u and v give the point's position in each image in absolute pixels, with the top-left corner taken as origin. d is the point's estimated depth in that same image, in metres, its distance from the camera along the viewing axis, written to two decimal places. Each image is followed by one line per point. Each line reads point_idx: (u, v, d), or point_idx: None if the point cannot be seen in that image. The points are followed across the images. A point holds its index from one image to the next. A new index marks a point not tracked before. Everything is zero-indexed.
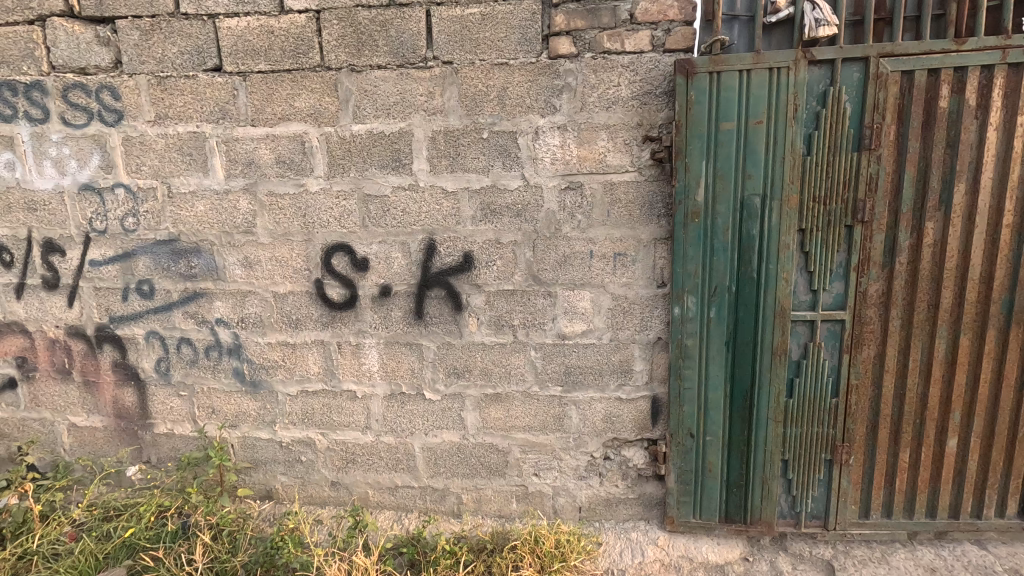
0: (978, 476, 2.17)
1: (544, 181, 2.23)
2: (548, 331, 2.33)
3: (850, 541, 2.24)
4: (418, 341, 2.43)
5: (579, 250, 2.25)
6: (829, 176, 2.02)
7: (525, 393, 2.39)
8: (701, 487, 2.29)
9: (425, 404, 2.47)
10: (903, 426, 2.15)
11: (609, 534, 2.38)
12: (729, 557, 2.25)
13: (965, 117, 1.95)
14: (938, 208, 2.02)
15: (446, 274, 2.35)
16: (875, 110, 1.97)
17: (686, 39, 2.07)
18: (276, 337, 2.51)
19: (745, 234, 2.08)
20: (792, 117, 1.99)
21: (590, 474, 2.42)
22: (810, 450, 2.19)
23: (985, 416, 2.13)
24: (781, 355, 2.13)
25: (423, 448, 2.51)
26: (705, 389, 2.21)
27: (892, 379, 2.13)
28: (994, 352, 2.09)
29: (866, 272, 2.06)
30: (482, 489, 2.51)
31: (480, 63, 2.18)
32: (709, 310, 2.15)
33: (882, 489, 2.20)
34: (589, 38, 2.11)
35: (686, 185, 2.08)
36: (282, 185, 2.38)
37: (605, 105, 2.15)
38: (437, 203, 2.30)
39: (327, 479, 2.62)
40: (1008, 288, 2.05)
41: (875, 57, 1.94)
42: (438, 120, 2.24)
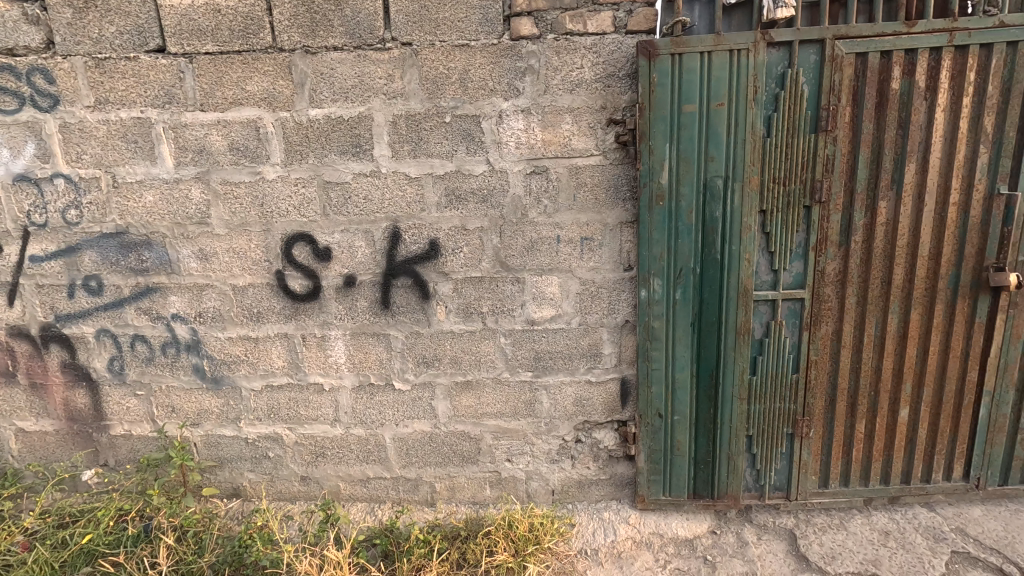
0: (928, 443, 2.29)
1: (509, 165, 2.20)
2: (517, 317, 2.33)
3: (810, 509, 2.33)
4: (385, 331, 2.39)
5: (546, 235, 2.24)
6: (789, 158, 2.06)
7: (496, 379, 2.39)
8: (669, 465, 2.34)
9: (394, 394, 2.44)
10: (859, 398, 2.24)
11: (582, 515, 2.42)
12: (698, 531, 2.31)
13: (915, 98, 2.01)
14: (890, 187, 2.09)
15: (412, 262, 2.31)
16: (831, 92, 2.01)
17: (648, 20, 2.06)
18: (237, 332, 2.43)
19: (708, 216, 2.11)
20: (752, 99, 2.02)
21: (562, 457, 2.45)
22: (773, 425, 2.26)
23: (934, 385, 2.25)
24: (744, 335, 2.19)
25: (394, 439, 2.49)
26: (672, 370, 2.25)
27: (849, 354, 2.21)
28: (942, 325, 2.19)
29: (824, 252, 2.13)
30: (455, 477, 2.51)
31: (441, 45, 2.12)
32: (675, 292, 2.18)
33: (840, 459, 2.30)
34: (551, 18, 2.08)
35: (650, 168, 2.09)
36: (236, 174, 2.28)
37: (569, 88, 2.12)
38: (400, 190, 2.25)
39: (296, 474, 2.57)
40: (954, 264, 2.15)
41: (831, 39, 1.97)
42: (399, 104, 2.18)
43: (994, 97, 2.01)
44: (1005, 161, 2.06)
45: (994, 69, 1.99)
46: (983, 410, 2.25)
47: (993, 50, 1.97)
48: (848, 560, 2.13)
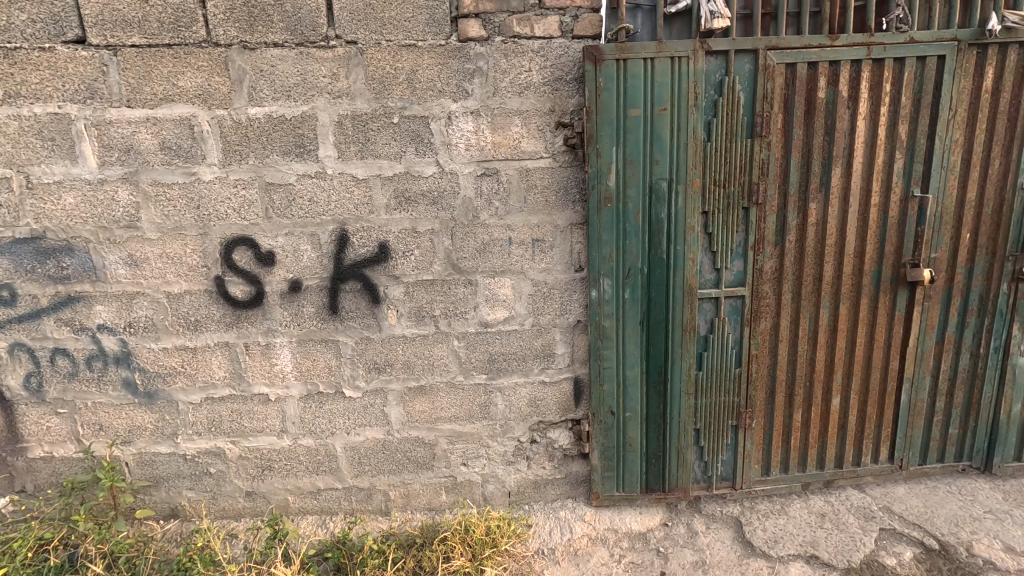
0: (857, 429, 2.46)
1: (459, 167, 2.19)
2: (470, 319, 2.32)
3: (754, 497, 2.45)
4: (334, 338, 2.32)
5: (498, 237, 2.24)
6: (728, 161, 2.16)
7: (450, 383, 2.37)
8: (622, 461, 2.40)
9: (345, 402, 2.37)
10: (795, 389, 2.37)
11: (539, 515, 2.44)
12: (650, 524, 2.37)
13: (839, 106, 2.15)
14: (819, 189, 2.22)
15: (361, 266, 2.26)
16: (765, 100, 2.11)
17: (593, 26, 2.10)
18: (172, 342, 2.29)
19: (654, 218, 2.18)
20: (693, 105, 2.10)
21: (518, 458, 2.46)
22: (718, 417, 2.36)
23: (861, 374, 2.41)
24: (690, 332, 2.27)
25: (346, 448, 2.42)
26: (623, 368, 2.31)
27: (786, 348, 2.34)
28: (867, 318, 2.36)
29: (762, 251, 2.24)
30: (410, 484, 2.47)
31: (387, 44, 2.08)
32: (624, 292, 2.24)
33: (780, 448, 2.43)
34: (499, 21, 2.08)
35: (598, 171, 2.13)
36: (169, 174, 2.15)
37: (517, 91, 2.14)
38: (347, 191, 2.19)
39: (241, 490, 2.45)
40: (876, 261, 2.31)
41: (763, 49, 2.08)
42: (344, 104, 2.12)
43: (907, 106, 2.18)
44: (918, 165, 2.23)
45: (906, 81, 2.15)
46: (904, 395, 2.43)
47: (905, 63, 2.14)
48: (790, 543, 2.24)
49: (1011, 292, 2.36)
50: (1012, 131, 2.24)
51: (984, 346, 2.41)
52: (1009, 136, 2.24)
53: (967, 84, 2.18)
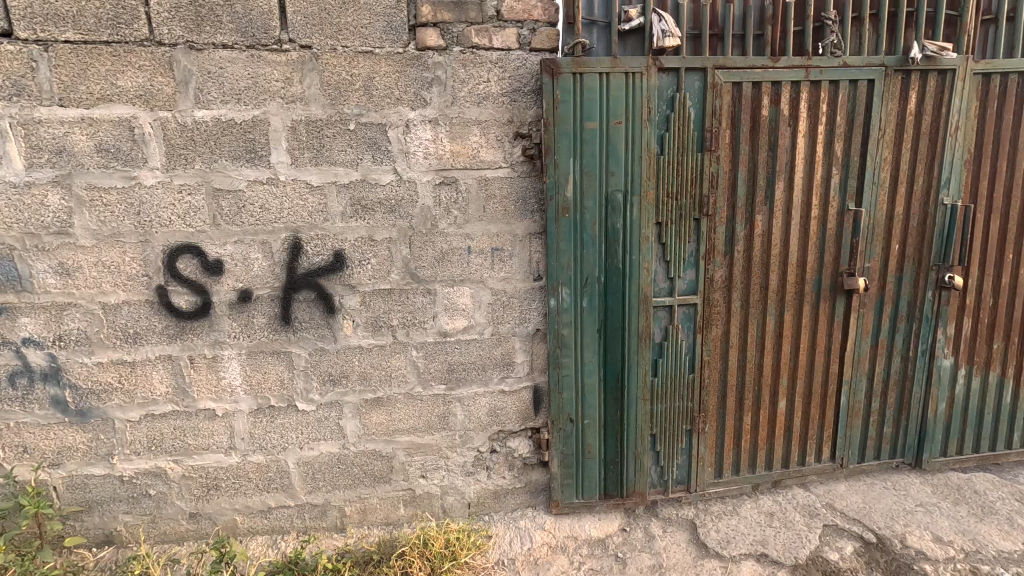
0: (801, 430, 2.58)
1: (417, 175, 2.17)
2: (429, 329, 2.29)
3: (708, 499, 2.52)
4: (287, 349, 2.24)
5: (457, 246, 2.24)
6: (680, 174, 2.24)
7: (407, 394, 2.33)
8: (581, 468, 2.42)
9: (297, 416, 2.29)
10: (745, 394, 2.47)
11: (499, 526, 2.42)
12: (609, 530, 2.40)
13: (781, 124, 2.27)
14: (764, 202, 2.34)
15: (315, 275, 2.19)
16: (714, 116, 2.21)
17: (550, 40, 2.15)
18: (108, 356, 2.15)
19: (611, 228, 2.23)
20: (646, 119, 2.17)
21: (477, 469, 2.44)
22: (673, 422, 2.42)
23: (804, 378, 2.54)
24: (646, 339, 2.33)
25: (298, 463, 2.33)
26: (582, 375, 2.34)
27: (736, 354, 2.44)
28: (809, 324, 2.49)
29: (712, 260, 2.33)
30: (367, 498, 2.40)
31: (342, 50, 2.05)
32: (582, 300, 2.27)
33: (731, 450, 2.52)
34: (457, 31, 2.09)
35: (556, 181, 2.16)
36: (106, 178, 2.03)
37: (476, 101, 2.15)
38: (301, 199, 2.13)
39: (184, 512, 2.32)
40: (816, 271, 2.45)
41: (711, 68, 2.18)
42: (298, 109, 2.07)
43: (841, 125, 2.33)
44: (852, 181, 2.39)
45: (841, 102, 2.30)
46: (844, 397, 2.57)
47: (840, 85, 2.29)
48: (741, 543, 2.31)
49: (935, 299, 2.55)
50: (933, 151, 2.43)
51: (913, 349, 2.59)
52: (930, 155, 2.43)
53: (893, 106, 2.35)
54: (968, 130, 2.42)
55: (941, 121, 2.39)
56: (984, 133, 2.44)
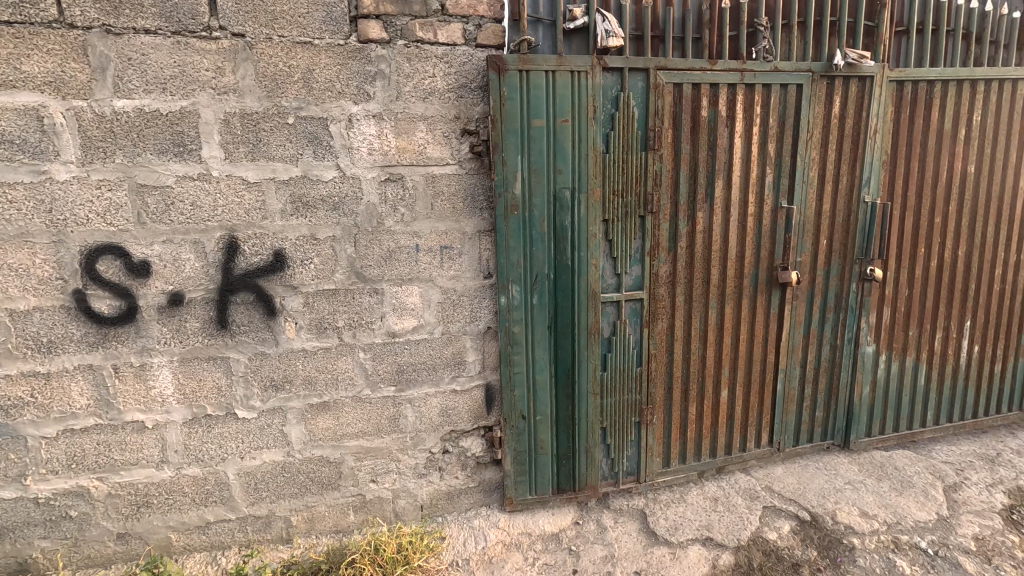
0: (742, 418, 2.71)
1: (362, 172, 2.10)
2: (377, 330, 2.23)
3: (657, 488, 2.60)
4: (224, 354, 2.12)
5: (404, 244, 2.19)
6: (625, 172, 2.28)
7: (356, 398, 2.26)
8: (535, 465, 2.44)
9: (237, 424, 2.18)
10: (689, 385, 2.57)
11: (452, 526, 2.39)
12: (562, 524, 2.42)
13: (719, 124, 2.36)
14: (705, 200, 2.43)
15: (253, 276, 2.09)
16: (656, 116, 2.27)
17: (496, 36, 2.14)
18: (17, 368, 1.96)
19: (559, 225, 2.25)
20: (592, 118, 2.20)
21: (429, 470, 2.40)
22: (623, 416, 2.48)
23: (744, 368, 2.66)
24: (595, 334, 2.37)
25: (239, 474, 2.21)
26: (533, 372, 2.35)
27: (681, 346, 2.52)
28: (747, 317, 2.61)
29: (657, 257, 2.39)
30: (314, 506, 2.31)
31: (279, 40, 1.95)
32: (532, 298, 2.28)
33: (678, 440, 2.61)
34: (401, 25, 2.05)
35: (504, 178, 2.15)
36: (11, 172, 1.84)
37: (421, 96, 2.11)
38: (237, 195, 2.02)
39: (111, 533, 2.15)
40: (753, 265, 2.57)
41: (654, 69, 2.24)
42: (231, 101, 1.95)
43: (774, 127, 2.45)
44: (783, 180, 2.52)
45: (773, 104, 2.42)
46: (780, 385, 2.72)
47: (772, 89, 2.41)
48: (688, 528, 2.38)
49: (859, 290, 2.74)
50: (856, 152, 2.60)
51: (840, 337, 2.77)
52: (852, 156, 2.61)
53: (820, 110, 2.50)
54: (885, 132, 2.61)
55: (862, 124, 2.57)
56: (899, 135, 2.64)
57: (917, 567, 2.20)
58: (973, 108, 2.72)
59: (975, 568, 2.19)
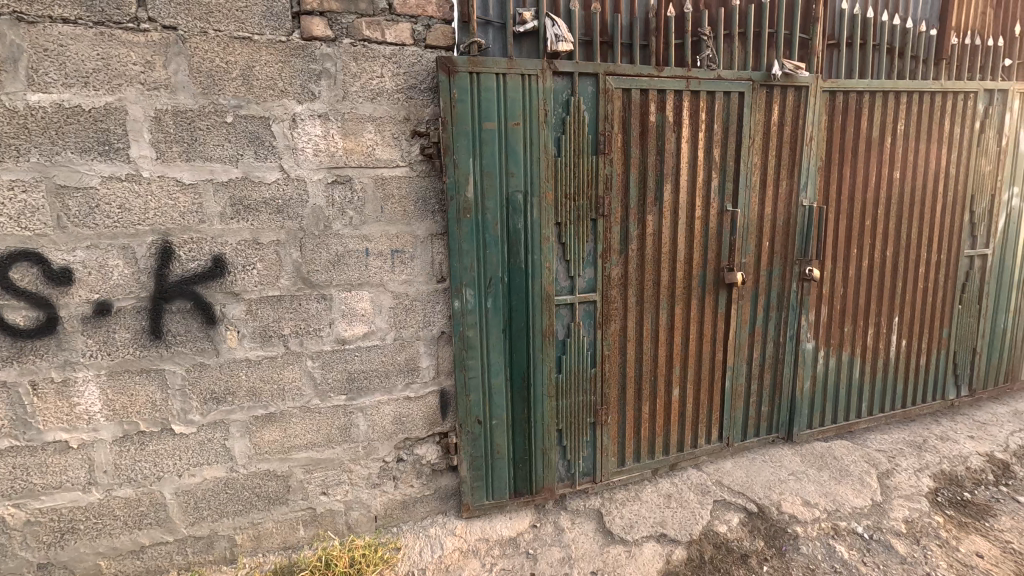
0: (693, 415, 2.78)
1: (307, 173, 2.03)
2: (326, 337, 2.15)
3: (613, 488, 2.64)
4: (159, 367, 1.98)
5: (353, 248, 2.12)
6: (577, 176, 2.30)
7: (304, 408, 2.17)
8: (491, 470, 2.42)
9: (174, 440, 2.04)
10: (643, 384, 2.62)
11: (408, 536, 2.34)
12: (520, 528, 2.40)
13: (667, 130, 2.42)
14: (655, 203, 2.48)
15: (190, 283, 1.97)
16: (606, 120, 2.30)
17: (445, 37, 2.11)
18: None
19: (512, 228, 2.24)
20: (543, 121, 2.20)
21: (383, 480, 2.34)
22: (578, 417, 2.50)
23: (694, 366, 2.74)
24: (549, 337, 2.38)
25: (177, 493, 2.08)
26: (488, 376, 2.33)
27: (633, 347, 2.57)
28: (696, 317, 2.69)
29: (609, 259, 2.43)
30: (261, 523, 2.20)
31: (214, 34, 1.85)
32: (486, 301, 2.26)
33: (632, 439, 2.66)
34: (346, 23, 1.99)
35: (456, 181, 2.12)
36: None
37: (369, 96, 2.05)
38: (171, 197, 1.90)
39: (30, 564, 1.97)
40: (701, 267, 2.65)
41: (603, 75, 2.28)
42: (163, 97, 1.84)
43: (718, 132, 2.54)
44: (728, 184, 2.61)
45: (717, 111, 2.51)
46: (727, 382, 2.82)
47: (715, 96, 2.49)
48: (643, 526, 2.41)
49: (799, 290, 2.87)
50: (793, 157, 2.73)
51: (783, 335, 2.90)
52: (790, 162, 2.74)
53: (760, 117, 2.61)
54: (820, 139, 2.75)
55: (799, 131, 2.70)
56: (832, 143, 2.80)
57: (854, 551, 2.32)
58: (897, 118, 2.91)
59: (906, 549, 2.33)
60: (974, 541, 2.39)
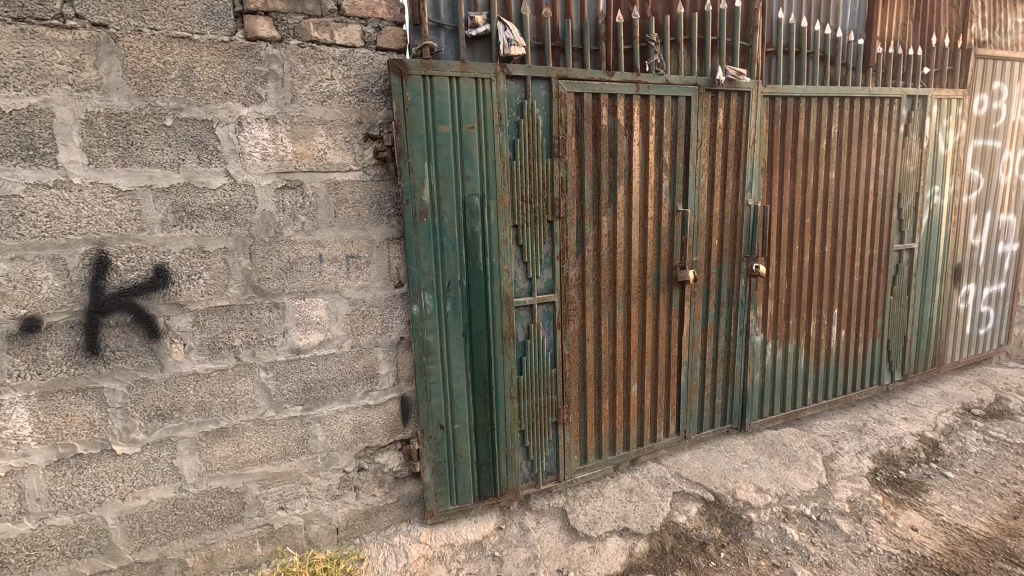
0: (651, 410, 2.86)
1: (255, 178, 1.96)
2: (279, 346, 2.09)
3: (576, 485, 2.67)
4: (96, 385, 1.87)
5: (306, 254, 2.07)
6: (533, 178, 2.32)
7: (258, 421, 2.09)
8: (455, 475, 2.40)
9: (115, 462, 1.93)
10: (602, 382, 2.67)
11: (371, 547, 2.29)
12: (485, 531, 2.40)
13: (619, 133, 2.49)
14: (609, 204, 2.54)
15: (130, 295, 1.86)
16: (560, 124, 2.34)
17: (397, 40, 2.09)
18: None
19: (470, 231, 2.24)
20: (498, 125, 2.21)
21: (344, 491, 2.28)
22: (541, 417, 2.52)
23: (651, 362, 2.81)
24: (509, 339, 2.38)
25: (121, 518, 1.96)
26: (449, 381, 2.31)
27: (592, 346, 2.61)
28: (652, 314, 2.76)
29: (566, 260, 2.47)
30: (214, 543, 2.11)
31: (150, 33, 1.76)
32: (445, 305, 2.24)
33: (593, 437, 2.70)
34: (293, 23, 1.94)
35: (411, 185, 2.10)
36: None
37: (319, 99, 2.00)
38: (106, 205, 1.79)
39: None
40: (655, 266, 2.73)
41: (555, 79, 2.31)
42: (94, 99, 1.73)
43: (667, 135, 2.62)
44: (678, 185, 2.70)
45: (665, 114, 2.60)
46: (683, 376, 2.91)
47: (664, 100, 2.58)
48: (607, 521, 2.45)
49: (747, 285, 3.00)
50: (738, 159, 2.85)
51: (734, 330, 3.02)
52: (736, 163, 2.86)
53: (707, 120, 2.71)
54: (761, 142, 2.89)
55: (743, 134, 2.83)
56: (774, 145, 2.94)
57: (803, 532, 2.44)
58: (832, 122, 3.09)
59: (850, 527, 2.47)
60: (909, 516, 2.56)
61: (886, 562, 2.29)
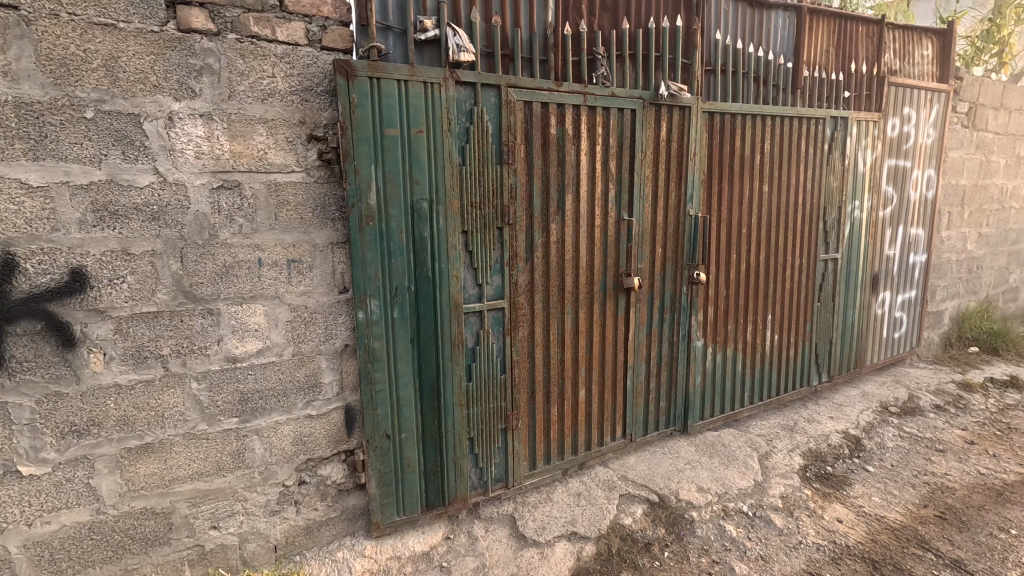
0: (598, 415, 2.90)
1: (188, 177, 1.85)
2: (213, 355, 1.97)
3: (525, 491, 2.67)
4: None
5: (243, 258, 1.97)
6: (482, 184, 2.32)
7: (187, 436, 1.96)
8: (402, 485, 2.34)
9: (20, 485, 1.74)
10: (550, 387, 2.69)
11: (312, 564, 2.18)
12: (433, 542, 2.34)
13: (567, 142, 2.53)
14: (558, 212, 2.58)
15: (40, 301, 1.71)
16: (509, 131, 2.35)
17: (343, 39, 2.04)
18: None
19: (418, 236, 2.20)
20: (447, 130, 2.20)
21: (283, 506, 2.17)
22: (489, 424, 2.51)
23: (598, 367, 2.86)
24: (458, 345, 2.36)
25: (27, 546, 1.77)
26: (396, 389, 2.26)
27: (541, 351, 2.63)
28: (599, 320, 2.82)
29: (515, 266, 2.48)
30: (137, 568, 1.95)
31: (68, 18, 1.63)
32: (392, 311, 2.19)
33: (542, 442, 2.72)
34: (231, 17, 1.85)
35: (357, 188, 2.04)
36: None
37: (259, 97, 1.92)
38: (14, 201, 1.63)
39: None
40: (602, 273, 2.79)
41: (505, 87, 2.33)
42: (2, 85, 1.58)
43: (614, 146, 2.70)
44: (624, 195, 2.79)
45: (612, 126, 2.67)
46: (629, 380, 2.98)
47: (610, 112, 2.65)
48: (555, 526, 2.45)
49: (688, 292, 3.12)
50: (680, 171, 2.97)
51: (676, 335, 3.13)
52: (677, 175, 2.97)
53: (650, 133, 2.81)
54: (701, 155, 3.02)
55: (684, 147, 2.95)
56: (713, 159, 3.08)
57: (741, 528, 2.55)
58: (764, 139, 3.28)
59: (782, 522, 2.59)
60: (835, 509, 2.73)
61: (815, 553, 2.42)
